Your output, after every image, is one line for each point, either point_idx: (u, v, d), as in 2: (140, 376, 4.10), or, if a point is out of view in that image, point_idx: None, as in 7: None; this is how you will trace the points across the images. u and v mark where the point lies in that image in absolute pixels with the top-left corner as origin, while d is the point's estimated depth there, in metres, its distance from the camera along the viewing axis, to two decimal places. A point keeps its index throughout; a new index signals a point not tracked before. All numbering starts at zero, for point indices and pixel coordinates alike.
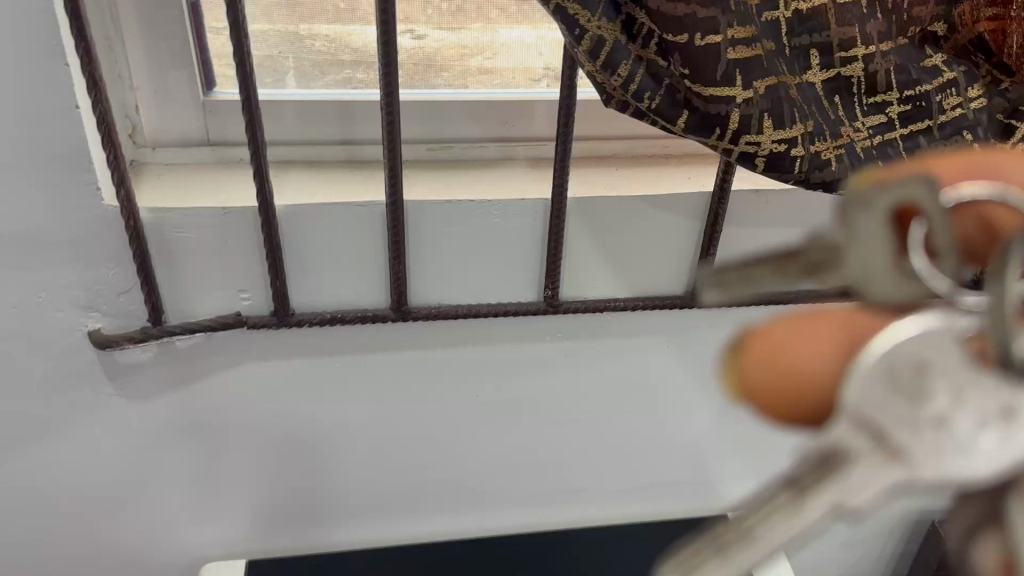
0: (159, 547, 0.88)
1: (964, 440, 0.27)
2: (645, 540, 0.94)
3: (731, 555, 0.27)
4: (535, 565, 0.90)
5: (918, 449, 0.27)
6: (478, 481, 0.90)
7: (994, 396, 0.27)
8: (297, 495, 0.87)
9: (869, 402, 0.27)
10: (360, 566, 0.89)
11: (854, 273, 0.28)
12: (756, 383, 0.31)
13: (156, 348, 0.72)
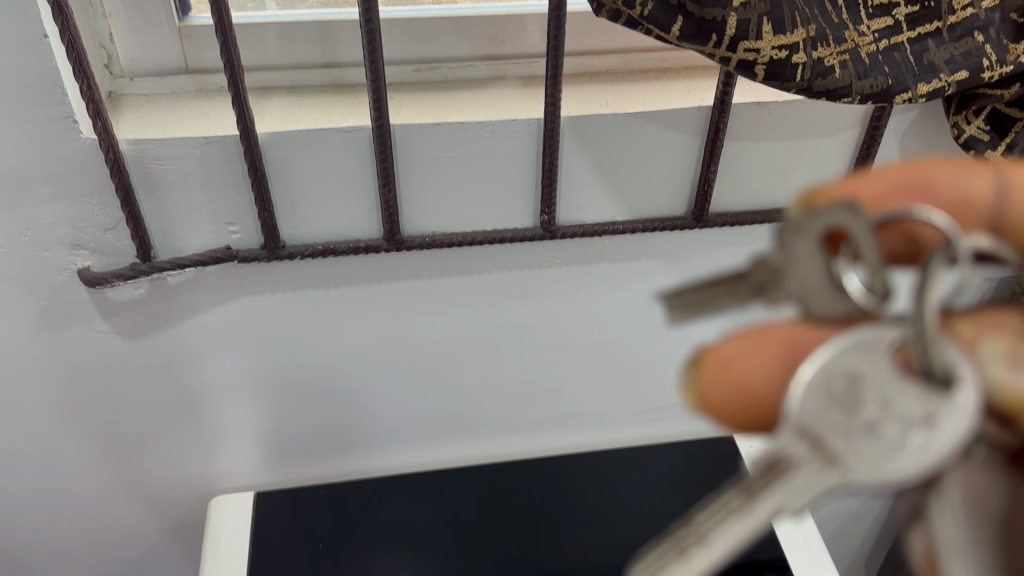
0: (167, 483, 0.89)
1: (896, 441, 0.31)
2: (650, 464, 0.94)
3: (693, 557, 0.33)
4: (541, 490, 0.91)
5: (852, 455, 0.32)
6: (482, 409, 0.90)
7: (921, 404, 0.31)
8: (300, 428, 0.87)
9: (811, 411, 0.33)
10: (368, 497, 0.90)
11: (795, 289, 0.35)
12: (714, 396, 0.38)
13: (149, 286, 0.71)
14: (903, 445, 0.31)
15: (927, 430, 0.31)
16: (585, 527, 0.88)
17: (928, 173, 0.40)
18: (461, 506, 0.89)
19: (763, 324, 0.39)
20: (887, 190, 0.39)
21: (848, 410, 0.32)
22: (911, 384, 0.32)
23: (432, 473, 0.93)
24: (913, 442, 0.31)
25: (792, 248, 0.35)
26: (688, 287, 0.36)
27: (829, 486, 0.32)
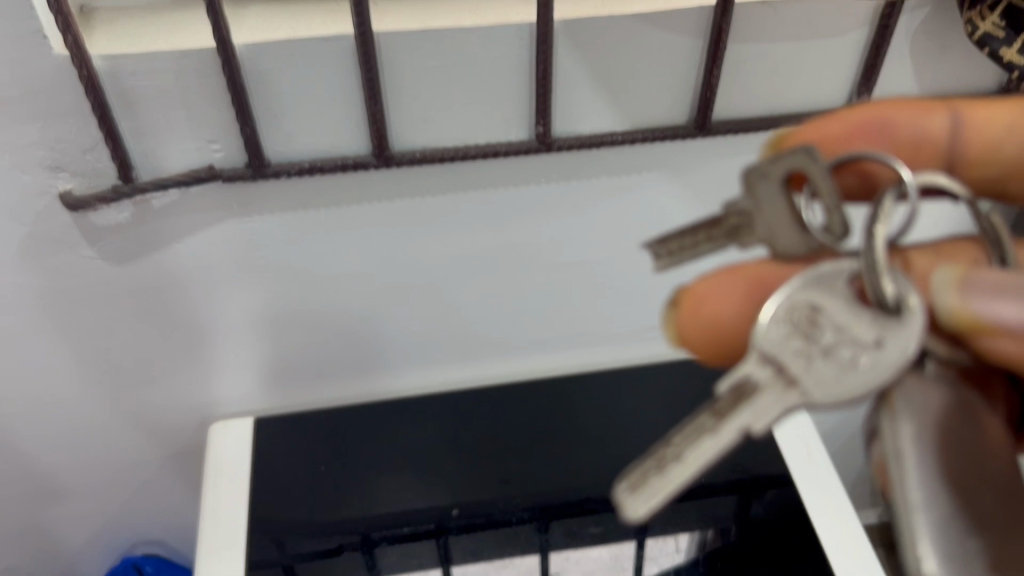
0: (167, 410, 0.88)
1: (851, 361, 0.41)
2: (652, 378, 0.94)
3: (668, 473, 0.40)
4: (544, 407, 0.92)
5: (812, 375, 0.41)
6: (483, 331, 0.88)
7: (872, 330, 0.41)
8: (299, 352, 0.86)
9: (774, 338, 0.43)
10: (370, 422, 0.90)
11: (763, 232, 0.51)
12: (692, 334, 0.52)
13: (132, 209, 0.69)
14: (856, 366, 0.41)
15: (876, 351, 0.41)
16: (587, 448, 0.88)
17: (899, 117, 0.55)
18: (462, 431, 0.90)
19: (737, 266, 0.53)
20: (867, 136, 0.54)
21: (808, 336, 0.42)
22: (863, 311, 0.42)
23: (433, 397, 0.93)
24: (864, 362, 0.41)
25: (763, 196, 0.51)
26: (673, 236, 0.52)
27: (791, 402, 0.41)
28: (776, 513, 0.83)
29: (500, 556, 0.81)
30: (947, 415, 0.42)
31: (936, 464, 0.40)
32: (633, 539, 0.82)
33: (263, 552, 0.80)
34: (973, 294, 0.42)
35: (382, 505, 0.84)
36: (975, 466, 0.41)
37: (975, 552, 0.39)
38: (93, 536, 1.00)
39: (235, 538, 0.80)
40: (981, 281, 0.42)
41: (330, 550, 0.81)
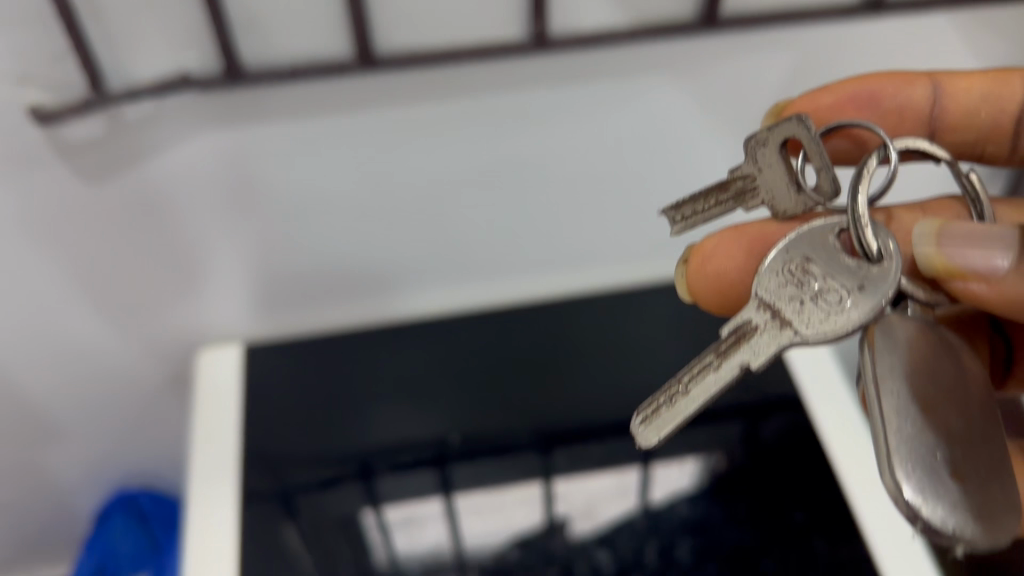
0: (152, 339, 0.85)
1: (839, 305, 0.41)
2: (655, 303, 0.90)
3: (678, 405, 0.41)
4: (548, 339, 0.88)
5: (806, 316, 0.41)
6: (479, 251, 0.85)
7: (857, 277, 0.41)
8: (290, 275, 0.83)
9: (773, 285, 0.42)
10: (361, 351, 0.88)
11: (766, 191, 0.49)
12: (702, 289, 0.51)
13: (105, 127, 0.65)
14: (844, 309, 0.41)
15: (862, 295, 0.41)
16: (586, 373, 0.85)
17: (886, 85, 0.57)
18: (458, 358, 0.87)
19: (740, 223, 0.52)
20: (857, 102, 0.56)
21: (798, 284, 0.42)
22: (847, 260, 0.42)
23: (427, 323, 0.90)
24: (851, 305, 0.41)
25: (765, 161, 0.48)
26: (685, 200, 0.51)
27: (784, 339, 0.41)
28: (782, 436, 0.79)
29: (501, 484, 0.77)
30: (926, 349, 0.41)
31: (911, 387, 0.39)
32: (635, 467, 0.77)
33: (258, 483, 0.77)
34: (953, 244, 0.42)
35: (376, 433, 0.81)
36: (959, 395, 0.40)
37: (953, 465, 0.36)
38: (85, 470, 0.98)
39: (226, 468, 0.77)
40: (956, 230, 0.42)
41: (324, 484, 0.78)
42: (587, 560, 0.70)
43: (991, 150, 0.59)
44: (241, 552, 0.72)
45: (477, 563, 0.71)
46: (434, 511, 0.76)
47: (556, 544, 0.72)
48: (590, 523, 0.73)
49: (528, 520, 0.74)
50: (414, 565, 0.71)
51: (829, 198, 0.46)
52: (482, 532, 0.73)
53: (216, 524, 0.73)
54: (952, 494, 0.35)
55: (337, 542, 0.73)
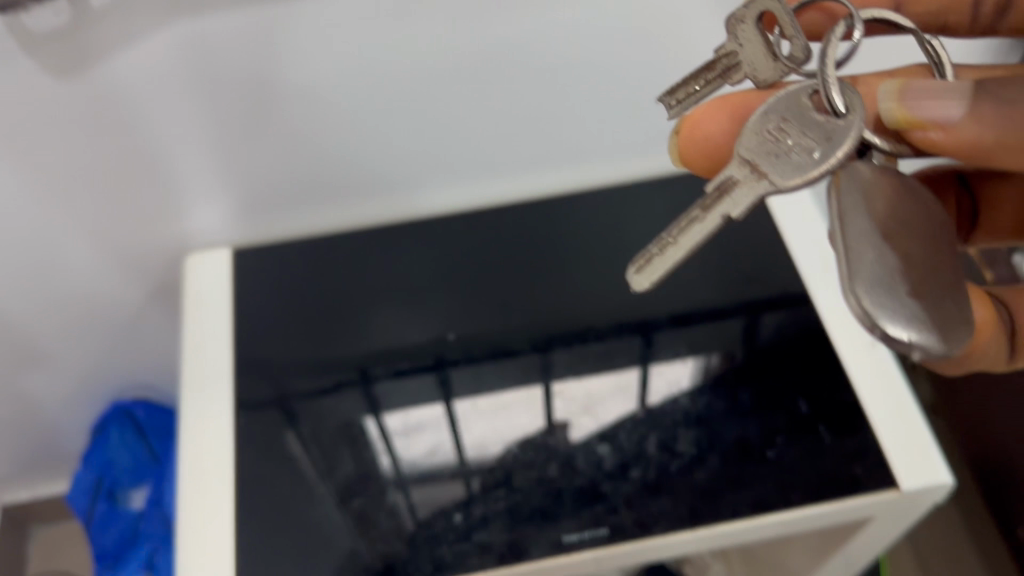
0: (137, 245, 0.83)
1: (805, 157, 0.38)
2: (648, 193, 0.89)
3: (667, 253, 0.42)
4: (540, 228, 0.87)
5: (777, 168, 0.39)
6: (469, 145, 0.82)
7: (827, 131, 0.38)
8: (275, 176, 0.80)
9: (751, 147, 0.40)
10: (353, 254, 0.86)
11: (749, 67, 0.45)
12: (693, 158, 0.49)
13: (70, 10, 0.60)
14: (811, 160, 0.38)
15: (827, 147, 0.38)
16: (584, 270, 0.83)
17: None
18: (451, 258, 0.85)
19: (734, 93, 0.49)
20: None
21: (775, 141, 0.39)
22: (816, 117, 0.39)
23: (420, 226, 0.87)
24: (816, 158, 0.38)
25: (745, 35, 0.44)
26: (677, 84, 0.45)
27: (757, 193, 0.40)
28: (786, 334, 0.75)
29: (501, 387, 0.75)
30: (889, 183, 0.38)
31: (874, 218, 0.37)
32: (636, 367, 0.74)
33: (252, 389, 0.75)
34: (916, 94, 0.37)
35: (371, 336, 0.80)
36: (921, 229, 0.38)
37: (911, 285, 0.35)
38: (76, 386, 0.97)
39: (221, 375, 0.76)
40: (919, 86, 0.38)
41: (324, 391, 0.76)
42: (586, 455, 0.69)
43: (952, 21, 0.53)
44: (238, 460, 0.70)
45: (478, 466, 0.69)
46: (432, 419, 0.73)
47: (557, 441, 0.70)
48: (594, 425, 0.71)
49: (532, 425, 0.72)
50: (416, 471, 0.70)
51: (802, 63, 0.42)
52: (486, 440, 0.71)
53: (215, 431, 0.72)
54: (907, 310, 0.34)
55: (335, 449, 0.72)
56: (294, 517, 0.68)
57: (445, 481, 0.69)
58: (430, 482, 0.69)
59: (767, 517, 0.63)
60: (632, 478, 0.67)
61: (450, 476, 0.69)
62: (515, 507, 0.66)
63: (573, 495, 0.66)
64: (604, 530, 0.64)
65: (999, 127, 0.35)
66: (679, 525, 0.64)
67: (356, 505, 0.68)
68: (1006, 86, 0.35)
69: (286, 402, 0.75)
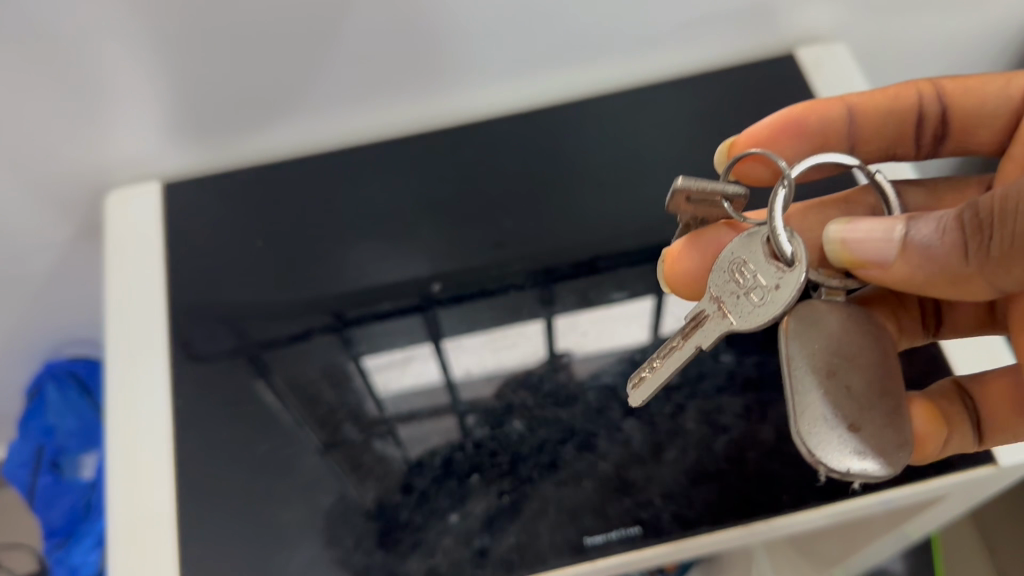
0: (44, 189, 0.67)
1: (750, 310, 0.38)
2: (673, 93, 0.71)
3: (657, 375, 0.40)
4: (540, 141, 0.71)
5: (738, 310, 0.38)
6: (444, 49, 0.64)
7: (774, 291, 0.37)
8: (199, 90, 0.63)
9: (721, 292, 0.39)
10: (316, 187, 0.70)
11: (738, 251, 0.39)
12: (674, 282, 0.48)
13: None
14: (769, 298, 0.37)
15: (752, 306, 0.38)
16: (591, 196, 0.67)
17: (807, 112, 0.49)
18: (435, 187, 0.69)
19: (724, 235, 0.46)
20: (803, 134, 0.50)
21: (737, 279, 0.39)
22: (771, 268, 0.38)
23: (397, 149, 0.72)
24: (768, 299, 0.37)
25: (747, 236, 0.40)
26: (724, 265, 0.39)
27: (721, 329, 0.38)
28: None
29: (490, 325, 0.62)
30: (835, 321, 0.38)
31: (822, 348, 0.37)
32: (653, 296, 0.61)
33: (213, 343, 0.62)
34: (853, 238, 0.39)
35: (339, 284, 0.65)
36: (866, 357, 0.38)
37: (852, 419, 0.35)
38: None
39: (156, 343, 0.62)
40: (860, 231, 0.39)
41: (293, 338, 0.62)
42: (608, 433, 0.55)
43: (901, 152, 0.52)
44: (179, 450, 0.57)
45: (473, 407, 0.57)
46: (410, 352, 0.61)
47: (571, 414, 0.56)
48: (604, 360, 0.58)
49: (529, 356, 0.60)
50: (399, 413, 0.57)
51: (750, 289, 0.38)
52: (475, 366, 0.60)
53: (147, 417, 0.58)
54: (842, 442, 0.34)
55: (314, 394, 0.59)
56: (250, 527, 0.54)
57: (436, 418, 0.57)
58: (415, 418, 0.57)
59: (835, 506, 0.51)
60: (667, 461, 0.53)
61: (440, 410, 0.57)
62: (521, 498, 0.53)
63: (594, 485, 0.53)
64: (635, 527, 0.51)
65: (927, 263, 0.36)
66: (728, 517, 0.51)
67: (328, 500, 0.54)
68: (939, 224, 0.36)
69: (253, 350, 0.62)
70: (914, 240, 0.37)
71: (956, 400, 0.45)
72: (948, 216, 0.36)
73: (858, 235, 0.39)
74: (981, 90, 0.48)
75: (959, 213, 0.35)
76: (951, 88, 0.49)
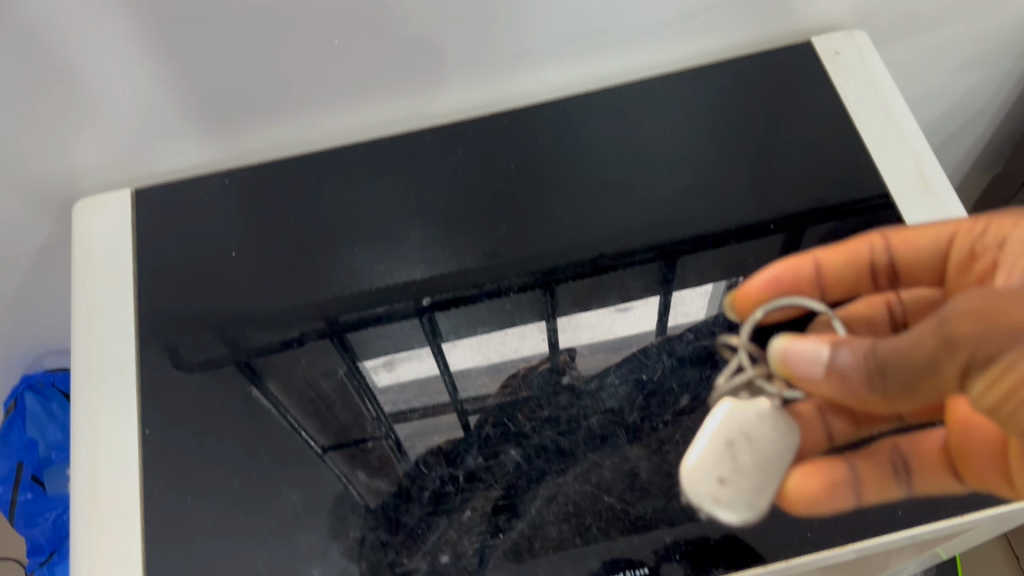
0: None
1: (700, 491, 0.47)
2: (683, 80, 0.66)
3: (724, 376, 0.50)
4: (538, 131, 0.65)
5: (697, 480, 0.47)
6: (426, 39, 0.58)
7: (713, 489, 0.46)
8: (157, 89, 0.57)
9: (717, 429, 0.46)
10: (297, 189, 0.64)
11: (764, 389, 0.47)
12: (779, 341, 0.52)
13: None
14: (714, 501, 0.46)
15: (708, 493, 0.46)
16: (593, 194, 0.62)
17: (777, 270, 0.51)
18: (427, 187, 0.63)
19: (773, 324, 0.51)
20: (784, 286, 0.51)
21: (724, 460, 0.45)
22: (732, 478, 0.45)
23: (385, 148, 0.66)
24: (706, 496, 0.46)
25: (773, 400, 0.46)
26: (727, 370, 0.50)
27: (706, 449, 0.46)
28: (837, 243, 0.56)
29: (492, 328, 0.57)
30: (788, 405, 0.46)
31: (741, 464, 0.45)
32: (657, 294, 0.57)
33: (204, 351, 0.58)
34: (791, 357, 0.42)
35: (325, 293, 0.60)
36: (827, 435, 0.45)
37: (726, 490, 0.46)
38: None
39: (123, 367, 0.56)
40: (798, 350, 0.42)
41: (288, 343, 0.57)
42: (614, 462, 0.50)
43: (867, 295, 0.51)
44: (147, 488, 0.52)
45: (474, 405, 0.54)
46: (409, 352, 0.57)
47: (573, 441, 0.51)
48: (609, 363, 0.55)
49: (533, 351, 0.56)
50: (394, 412, 0.54)
51: (721, 480, 0.46)
52: (473, 388, 0.55)
53: (116, 449, 0.53)
54: (713, 472, 0.46)
55: (315, 399, 0.55)
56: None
57: (435, 415, 0.54)
58: (410, 416, 0.54)
59: (860, 543, 0.47)
60: (678, 494, 0.49)
61: (440, 408, 0.54)
62: (519, 537, 0.48)
63: (599, 523, 0.48)
64: (643, 568, 0.47)
65: (847, 390, 0.40)
66: (747, 558, 0.47)
67: (307, 539, 0.50)
68: (858, 370, 0.39)
69: (244, 356, 0.57)
70: (834, 366, 0.40)
71: (885, 446, 0.45)
72: (861, 347, 0.40)
73: (794, 355, 0.42)
74: (921, 242, 0.47)
75: (873, 343, 0.39)
76: (898, 241, 0.48)
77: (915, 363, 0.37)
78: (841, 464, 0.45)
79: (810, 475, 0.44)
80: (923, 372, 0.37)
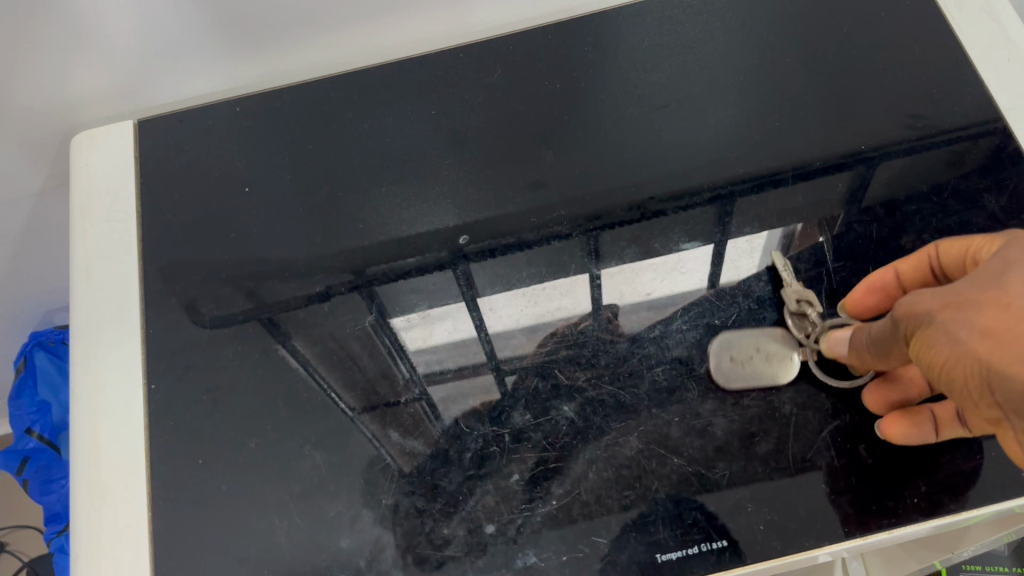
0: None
1: (724, 342, 0.46)
2: None
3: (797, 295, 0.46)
4: (585, 45, 0.58)
5: (733, 338, 0.46)
6: None
7: (724, 353, 0.45)
8: (163, 7, 0.51)
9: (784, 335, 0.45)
10: (315, 119, 0.57)
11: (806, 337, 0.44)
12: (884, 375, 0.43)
13: None
14: (719, 356, 0.45)
15: (719, 349, 0.45)
16: (648, 117, 0.55)
17: (873, 279, 0.45)
18: (460, 115, 0.56)
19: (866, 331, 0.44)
20: (882, 289, 0.44)
21: (756, 351, 0.45)
22: (744, 369, 0.44)
23: (412, 70, 0.58)
24: (718, 362, 0.45)
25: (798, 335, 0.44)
26: (809, 322, 0.45)
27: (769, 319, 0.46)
28: (928, 172, 0.49)
29: (538, 278, 0.50)
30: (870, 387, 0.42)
31: (760, 371, 0.44)
32: (710, 241, 0.49)
33: (225, 306, 0.51)
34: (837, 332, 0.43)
35: (347, 235, 0.53)
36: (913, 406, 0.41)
37: (735, 371, 0.45)
38: None
39: (128, 318, 0.51)
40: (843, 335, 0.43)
41: (316, 297, 0.51)
42: (683, 420, 0.44)
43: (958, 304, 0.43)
44: (156, 451, 0.47)
45: (513, 364, 0.47)
46: (442, 309, 0.50)
47: (633, 396, 0.45)
48: (663, 317, 0.47)
49: (572, 309, 0.49)
50: (429, 373, 0.48)
51: (737, 358, 0.45)
52: (511, 351, 0.48)
53: (119, 408, 0.48)
54: (739, 343, 0.45)
55: (343, 354, 0.48)
56: (240, 550, 0.44)
57: (469, 375, 0.47)
58: (445, 377, 0.47)
59: (983, 510, 0.40)
60: (760, 456, 0.43)
61: (480, 367, 0.47)
62: (573, 506, 0.43)
63: (667, 490, 0.42)
64: (721, 542, 0.41)
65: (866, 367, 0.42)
66: (843, 529, 0.41)
67: (336, 508, 0.44)
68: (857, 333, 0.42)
69: (268, 313, 0.51)
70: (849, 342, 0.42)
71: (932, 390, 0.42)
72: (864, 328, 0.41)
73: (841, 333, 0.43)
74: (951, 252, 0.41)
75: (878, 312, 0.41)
76: (947, 245, 0.42)
77: (882, 335, 0.39)
78: (923, 416, 0.40)
79: (909, 420, 0.40)
80: (887, 344, 0.39)
